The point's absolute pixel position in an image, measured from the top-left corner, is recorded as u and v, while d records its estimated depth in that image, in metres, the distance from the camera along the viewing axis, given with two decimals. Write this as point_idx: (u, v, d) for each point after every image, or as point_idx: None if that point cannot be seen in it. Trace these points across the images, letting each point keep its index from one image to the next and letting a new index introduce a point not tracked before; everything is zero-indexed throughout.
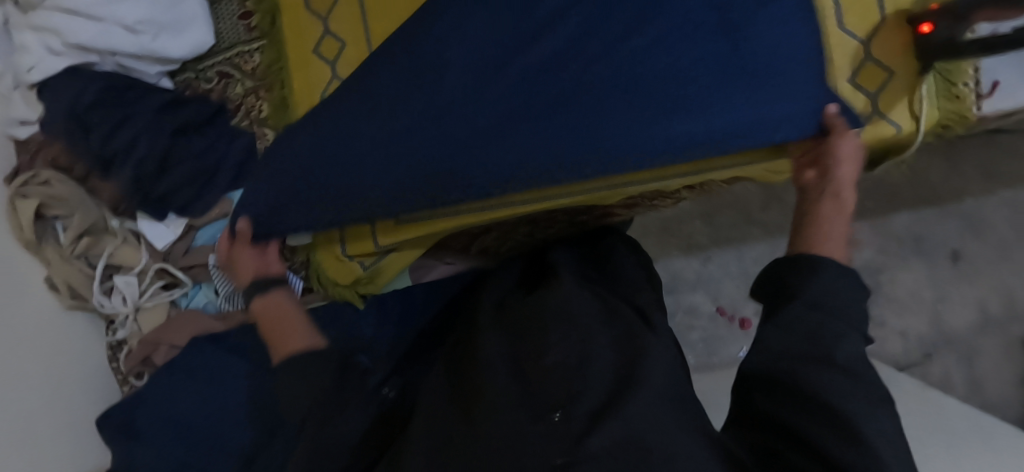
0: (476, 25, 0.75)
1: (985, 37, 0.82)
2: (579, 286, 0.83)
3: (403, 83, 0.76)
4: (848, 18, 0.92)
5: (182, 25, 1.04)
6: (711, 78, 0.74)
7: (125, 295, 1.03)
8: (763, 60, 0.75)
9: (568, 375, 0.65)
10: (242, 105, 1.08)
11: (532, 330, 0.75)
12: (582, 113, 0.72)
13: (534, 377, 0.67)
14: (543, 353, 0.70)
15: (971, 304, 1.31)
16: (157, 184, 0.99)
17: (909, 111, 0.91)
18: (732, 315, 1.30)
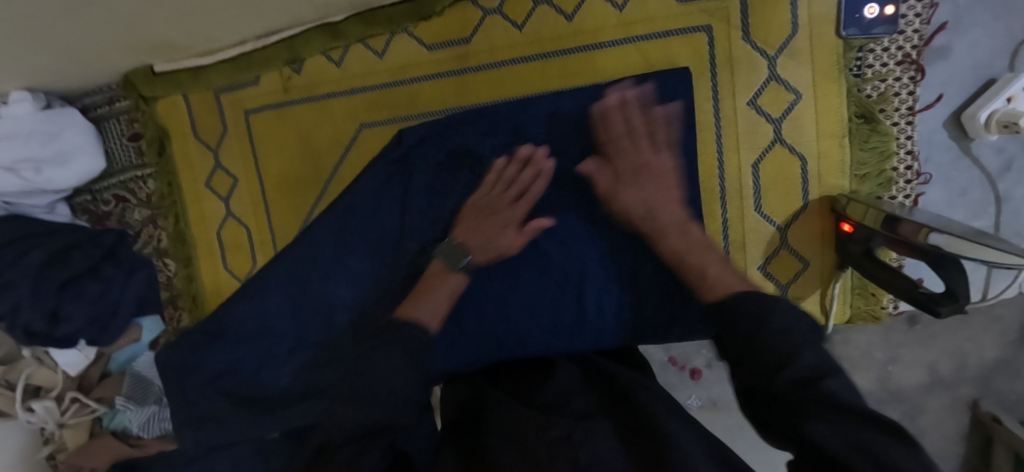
0: (342, 225, 0.92)
1: (895, 269, 0.74)
2: (571, 364, 0.82)
3: (308, 261, 0.94)
4: (768, 200, 0.83)
5: (65, 156, 0.99)
6: (588, 265, 0.88)
7: (45, 418, 1.06)
8: (640, 252, 0.87)
9: (569, 449, 0.62)
10: (142, 231, 1.06)
11: (528, 401, 0.73)
12: (486, 270, 0.90)
13: (542, 453, 0.62)
14: (544, 424, 0.66)
15: (922, 367, 0.99)
16: (54, 329, 0.96)
17: (819, 305, 0.85)
18: (683, 366, 1.04)
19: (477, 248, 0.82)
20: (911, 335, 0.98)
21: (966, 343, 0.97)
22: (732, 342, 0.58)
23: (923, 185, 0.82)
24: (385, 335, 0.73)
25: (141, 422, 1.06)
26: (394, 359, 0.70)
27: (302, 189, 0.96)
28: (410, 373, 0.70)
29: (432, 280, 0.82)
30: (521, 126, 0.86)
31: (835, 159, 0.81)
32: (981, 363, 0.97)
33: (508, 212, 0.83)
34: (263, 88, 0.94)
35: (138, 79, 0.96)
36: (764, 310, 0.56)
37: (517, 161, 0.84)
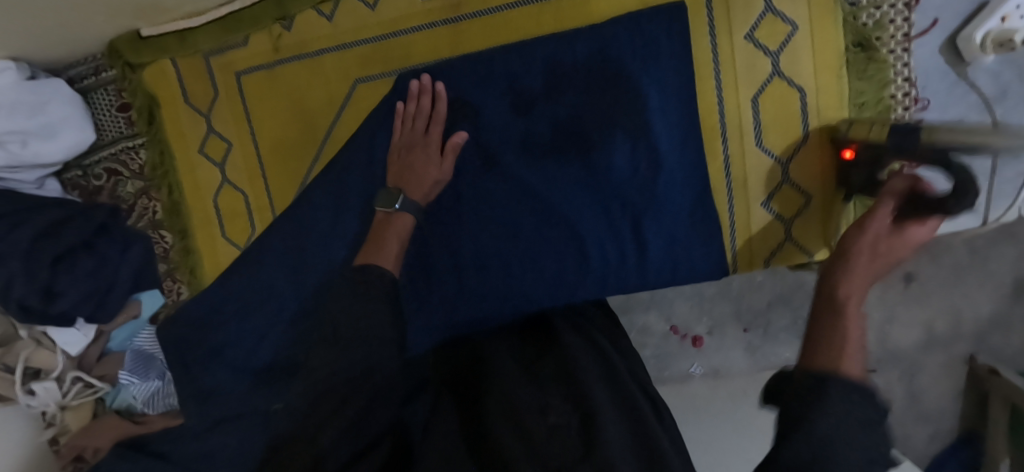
0: (342, 187, 0.91)
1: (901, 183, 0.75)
2: (572, 331, 0.82)
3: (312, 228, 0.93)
4: (769, 135, 0.83)
5: (53, 128, 0.95)
6: (590, 213, 0.87)
7: (46, 398, 1.04)
8: (646, 198, 0.85)
9: (575, 435, 0.64)
10: (136, 205, 1.03)
11: (530, 377, 0.74)
12: (489, 224, 0.89)
13: (538, 435, 0.65)
14: (544, 410, 0.68)
15: (919, 326, 1.04)
16: (50, 306, 0.94)
17: (823, 238, 0.85)
18: (684, 333, 1.06)
19: (412, 185, 0.83)
20: (906, 293, 1.02)
21: (961, 300, 1.02)
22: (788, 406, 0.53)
23: (921, 111, 0.82)
24: (353, 288, 0.74)
25: (145, 397, 1.05)
26: (377, 315, 0.71)
27: (297, 151, 0.94)
28: (389, 323, 0.71)
29: (380, 226, 0.82)
30: (512, 79, 0.86)
31: (833, 91, 0.81)
32: (975, 320, 1.03)
33: (430, 144, 0.84)
34: (251, 48, 0.92)
35: (122, 45, 0.93)
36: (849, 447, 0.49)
37: (413, 96, 0.84)
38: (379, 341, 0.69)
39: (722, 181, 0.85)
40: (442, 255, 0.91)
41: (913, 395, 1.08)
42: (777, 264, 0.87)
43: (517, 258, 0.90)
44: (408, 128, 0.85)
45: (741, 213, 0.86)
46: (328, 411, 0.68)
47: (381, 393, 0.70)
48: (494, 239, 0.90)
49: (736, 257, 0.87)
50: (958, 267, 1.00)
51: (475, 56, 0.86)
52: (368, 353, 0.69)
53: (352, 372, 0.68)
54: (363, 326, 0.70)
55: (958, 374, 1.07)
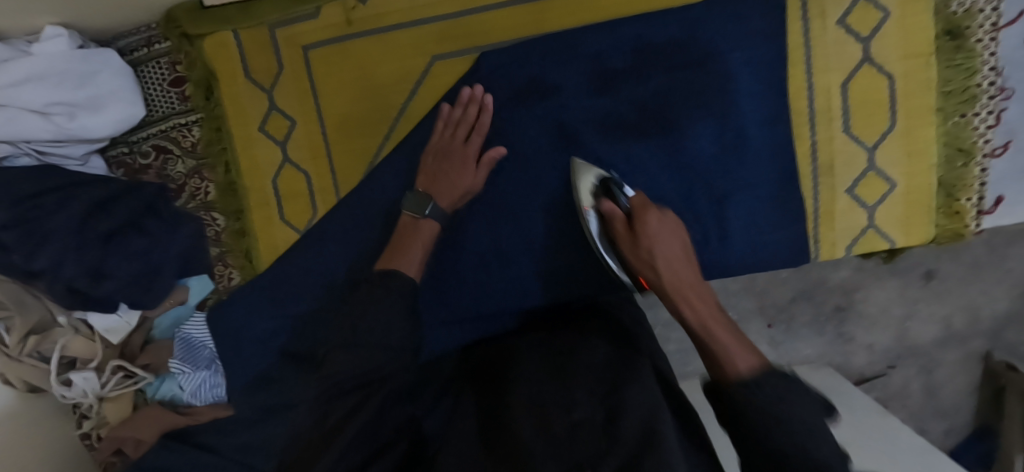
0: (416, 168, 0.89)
1: None
2: (601, 332, 0.73)
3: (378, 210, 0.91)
4: (856, 121, 0.83)
5: (100, 100, 0.89)
6: (675, 198, 0.85)
7: (84, 389, 0.98)
8: (733, 183, 0.84)
9: (601, 430, 0.54)
10: (186, 185, 0.98)
11: (553, 371, 0.64)
12: (568, 206, 0.86)
13: (562, 433, 0.55)
14: (568, 403, 0.58)
15: (938, 322, 1.10)
16: (95, 289, 0.87)
17: (905, 226, 0.86)
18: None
19: (441, 192, 0.80)
20: (927, 290, 1.10)
21: (978, 296, 1.08)
22: (740, 417, 0.56)
23: (1005, 101, 0.83)
24: (373, 294, 0.68)
25: (193, 389, 0.98)
26: (398, 313, 0.67)
27: (367, 129, 0.91)
28: (405, 320, 0.67)
29: (404, 232, 0.78)
30: (596, 59, 0.84)
31: (922, 77, 0.81)
32: (992, 316, 1.09)
33: (469, 153, 0.82)
34: (322, 21, 0.88)
35: (181, 15, 0.89)
36: (778, 426, 0.54)
37: (461, 103, 0.82)
38: (394, 347, 0.66)
39: (808, 167, 0.85)
40: (510, 240, 0.88)
41: (930, 389, 1.13)
42: (858, 251, 0.88)
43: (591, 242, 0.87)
44: (451, 133, 0.82)
45: (826, 199, 0.86)
46: (346, 409, 0.64)
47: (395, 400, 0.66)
48: (568, 223, 0.87)
49: (817, 243, 0.87)
50: (977, 265, 1.07)
51: (558, 35, 0.84)
52: (393, 341, 0.66)
53: (375, 373, 0.65)
54: (380, 328, 0.65)
55: (971, 369, 1.12)
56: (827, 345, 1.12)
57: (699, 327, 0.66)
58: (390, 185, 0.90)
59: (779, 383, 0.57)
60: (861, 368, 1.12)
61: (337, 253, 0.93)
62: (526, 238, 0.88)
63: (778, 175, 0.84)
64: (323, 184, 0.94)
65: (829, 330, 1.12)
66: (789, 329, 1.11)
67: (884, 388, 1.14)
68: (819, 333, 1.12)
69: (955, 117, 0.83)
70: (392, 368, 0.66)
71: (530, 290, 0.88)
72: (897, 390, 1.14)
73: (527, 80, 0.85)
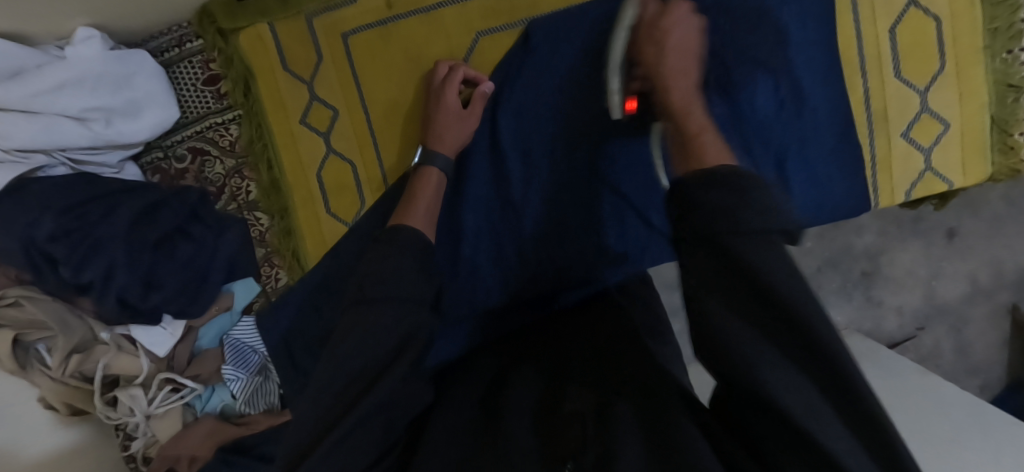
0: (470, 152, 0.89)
1: None
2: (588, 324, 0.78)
3: None
4: (906, 65, 0.84)
5: (137, 105, 0.88)
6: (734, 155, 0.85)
7: (132, 405, 0.94)
8: (790, 135, 0.85)
9: (589, 420, 0.58)
10: (226, 187, 0.95)
11: (548, 382, 0.68)
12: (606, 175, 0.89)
13: (552, 426, 0.60)
14: (560, 402, 0.63)
15: (964, 278, 1.11)
16: (145, 300, 0.86)
17: (962, 165, 0.86)
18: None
19: (438, 141, 0.82)
20: (950, 249, 1.10)
21: (1001, 251, 1.10)
22: (709, 209, 0.49)
23: None
24: (389, 246, 0.66)
25: (246, 397, 0.96)
26: (407, 270, 0.63)
27: (414, 113, 0.90)
28: (420, 277, 0.64)
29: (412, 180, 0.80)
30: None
31: (968, 17, 0.82)
32: (1016, 268, 1.10)
33: (451, 109, 0.83)
34: (363, 5, 0.87)
35: (217, 9, 0.87)
36: (739, 205, 0.48)
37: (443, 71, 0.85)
38: (404, 333, 0.59)
39: (862, 115, 0.85)
40: (558, 214, 0.90)
41: (961, 348, 1.13)
42: (917, 195, 0.88)
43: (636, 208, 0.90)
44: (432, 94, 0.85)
45: (882, 147, 0.86)
46: (356, 391, 0.57)
47: (407, 381, 0.62)
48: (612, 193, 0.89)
49: (876, 191, 0.88)
50: (998, 219, 1.09)
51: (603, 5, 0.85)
52: (397, 327, 0.59)
53: (376, 359, 0.58)
54: (392, 287, 0.61)
55: (1001, 325, 1.12)
56: (856, 312, 1.13)
57: (681, 111, 0.64)
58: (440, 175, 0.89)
59: (726, 172, 0.51)
60: (891, 332, 1.13)
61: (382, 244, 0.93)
62: (565, 214, 0.90)
63: (831, 127, 0.85)
64: (370, 174, 0.92)
65: (857, 296, 1.12)
66: (818, 299, 1.13)
67: (916, 350, 1.14)
68: (847, 300, 1.12)
69: (1003, 53, 0.83)
70: (406, 325, 0.60)
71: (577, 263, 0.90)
72: (930, 352, 1.14)
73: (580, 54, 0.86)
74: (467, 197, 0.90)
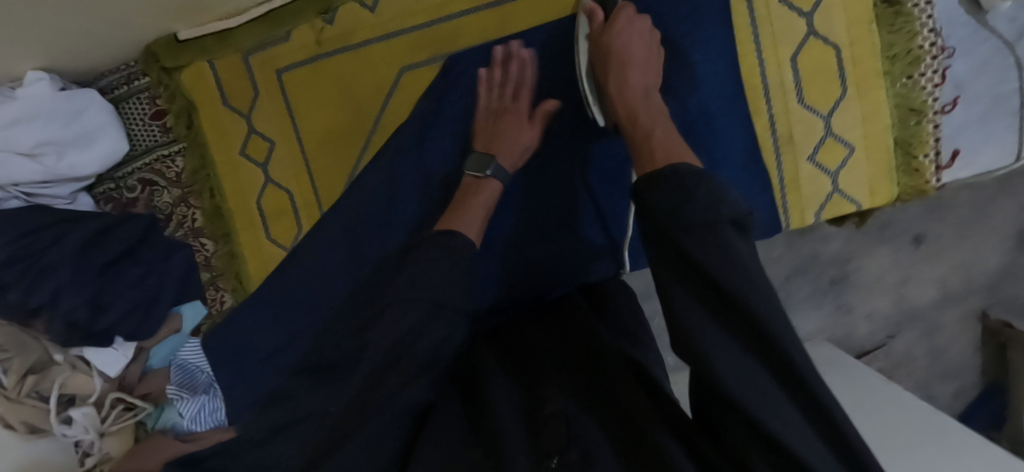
0: (402, 173, 0.91)
1: None
2: (569, 316, 0.81)
3: (350, 223, 0.94)
4: (809, 91, 0.87)
5: (88, 138, 0.93)
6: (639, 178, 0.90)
7: (86, 424, 0.99)
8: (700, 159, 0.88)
9: (565, 422, 0.62)
10: (173, 214, 1.01)
11: (528, 378, 0.71)
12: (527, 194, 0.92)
13: (537, 424, 0.64)
14: (544, 400, 0.66)
15: (933, 284, 1.12)
16: (95, 322, 0.89)
17: (869, 186, 0.89)
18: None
19: (503, 151, 0.83)
20: (918, 254, 1.11)
21: (971, 254, 1.11)
22: (648, 209, 0.54)
23: (949, 59, 0.86)
24: (437, 250, 0.70)
25: (193, 414, 0.98)
26: (445, 279, 0.67)
27: (345, 143, 0.94)
28: (458, 288, 0.68)
29: (469, 191, 0.82)
30: (567, 54, 0.87)
31: (867, 44, 0.86)
32: (985, 273, 1.11)
33: (520, 111, 0.84)
34: (294, 43, 0.92)
35: (159, 49, 0.92)
36: (695, 197, 0.52)
37: (499, 62, 0.85)
38: (443, 340, 0.66)
39: (768, 139, 0.89)
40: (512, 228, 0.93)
41: (934, 352, 1.15)
42: (826, 216, 0.91)
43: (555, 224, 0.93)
44: (497, 95, 0.85)
45: (789, 170, 0.89)
46: (382, 391, 0.64)
47: (418, 388, 0.65)
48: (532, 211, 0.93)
49: (785, 212, 0.91)
50: (965, 224, 1.09)
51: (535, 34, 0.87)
52: (433, 340, 0.65)
53: (398, 363, 0.65)
54: (433, 292, 0.66)
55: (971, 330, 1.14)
56: (828, 319, 1.14)
57: (626, 114, 0.72)
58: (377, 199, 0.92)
59: (674, 170, 0.55)
60: (863, 338, 1.14)
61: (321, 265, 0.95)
62: (533, 219, 0.93)
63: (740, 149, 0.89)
64: (306, 201, 0.97)
65: (827, 303, 1.13)
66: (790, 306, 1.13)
67: (887, 357, 1.16)
68: (818, 307, 1.13)
69: (903, 78, 0.87)
70: (430, 335, 0.65)
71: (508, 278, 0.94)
72: (902, 358, 1.16)
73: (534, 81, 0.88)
74: (399, 220, 0.93)
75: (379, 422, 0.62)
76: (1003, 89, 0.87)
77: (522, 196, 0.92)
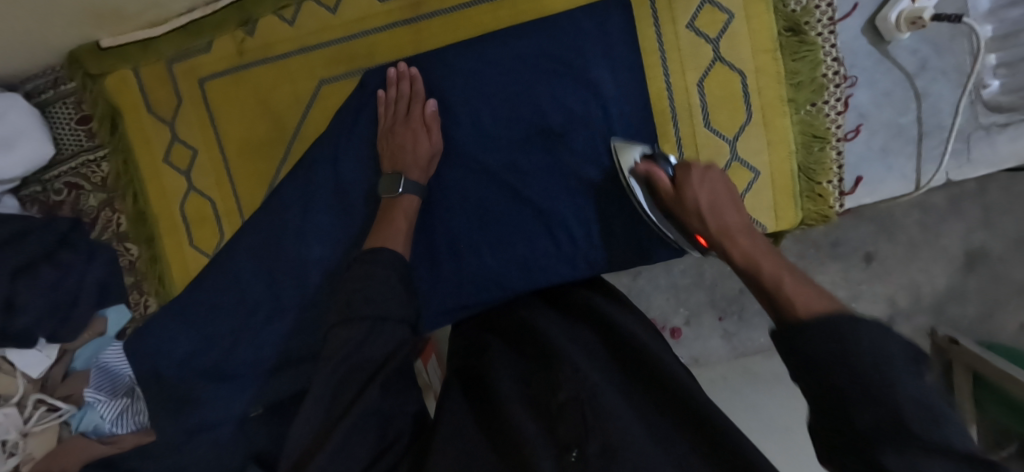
0: (322, 184, 0.94)
1: (905, 12, 0.82)
2: (589, 311, 0.79)
3: (266, 233, 0.95)
4: (717, 116, 0.89)
5: (10, 141, 0.94)
6: (557, 197, 0.92)
7: (7, 425, 0.97)
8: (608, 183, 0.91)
9: (578, 412, 0.59)
10: (98, 218, 1.03)
11: (539, 365, 0.69)
12: (457, 210, 0.94)
13: (552, 415, 0.61)
14: (555, 388, 0.63)
15: (882, 300, 1.11)
16: (10, 322, 0.91)
17: (774, 210, 0.91)
18: (663, 326, 1.14)
19: (410, 165, 0.88)
20: (868, 273, 1.10)
21: (918, 275, 1.09)
22: (819, 358, 0.51)
23: (851, 88, 0.89)
24: (369, 266, 0.75)
25: (114, 416, 1.00)
26: (392, 286, 0.74)
27: (264, 154, 0.96)
28: (401, 293, 0.74)
29: (387, 209, 0.87)
30: (488, 71, 0.90)
31: (771, 71, 0.87)
32: (934, 293, 1.10)
33: (414, 124, 0.89)
34: (216, 53, 0.94)
35: (83, 56, 0.95)
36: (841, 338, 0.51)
37: (392, 83, 0.90)
38: (396, 344, 0.69)
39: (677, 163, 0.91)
40: (440, 240, 0.94)
41: None
42: None
43: (486, 241, 0.94)
44: (391, 112, 0.90)
45: None
46: (350, 399, 0.65)
47: (396, 384, 0.68)
48: (461, 226, 0.94)
49: None
50: (913, 243, 1.08)
51: (462, 49, 0.90)
52: (383, 348, 0.68)
53: (364, 369, 0.67)
54: (380, 305, 0.71)
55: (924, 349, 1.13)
56: None
57: (744, 266, 0.70)
58: (299, 210, 0.94)
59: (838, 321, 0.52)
60: None
61: (243, 272, 0.96)
62: (477, 229, 0.94)
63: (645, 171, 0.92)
64: (229, 207, 0.99)
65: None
66: (742, 320, 1.12)
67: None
68: None
69: (807, 105, 0.89)
70: (389, 337, 0.69)
71: (433, 291, 0.95)
72: None
73: (464, 95, 0.91)
74: (318, 230, 0.95)
75: (351, 425, 0.61)
76: (903, 121, 0.90)
77: (443, 213, 0.94)
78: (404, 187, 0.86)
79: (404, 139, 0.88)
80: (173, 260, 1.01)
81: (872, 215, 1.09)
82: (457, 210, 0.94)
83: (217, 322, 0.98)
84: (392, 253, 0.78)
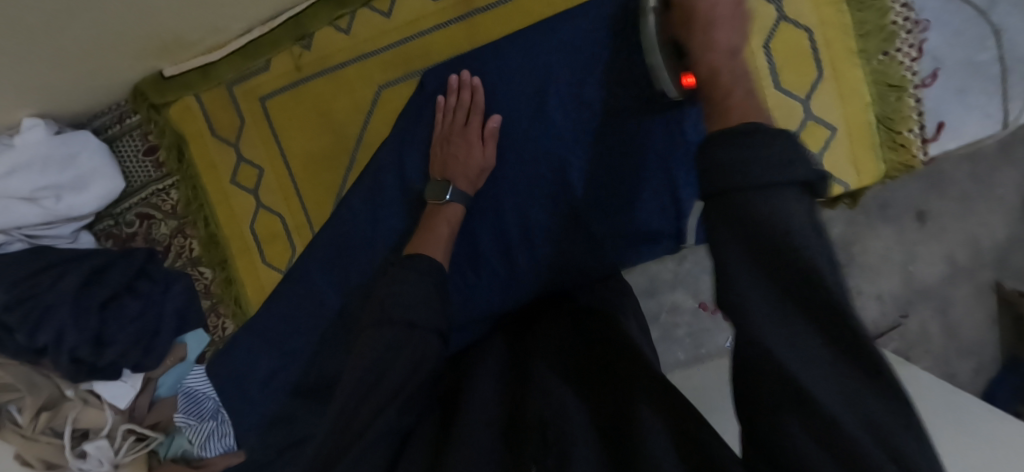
0: (384, 192, 0.93)
1: None
2: (578, 330, 0.74)
3: (333, 249, 0.96)
4: (786, 76, 0.88)
5: (84, 180, 0.96)
6: (613, 176, 0.89)
7: (99, 458, 0.97)
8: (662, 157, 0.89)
9: (536, 435, 0.54)
10: (171, 245, 1.05)
11: (516, 385, 0.65)
12: (508, 204, 0.92)
13: (516, 435, 0.56)
14: (524, 411, 0.58)
15: (941, 260, 1.05)
16: (99, 357, 0.93)
17: (855, 167, 0.89)
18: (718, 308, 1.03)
19: (458, 174, 0.86)
20: (924, 232, 1.05)
21: (977, 229, 1.04)
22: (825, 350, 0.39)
23: (923, 32, 0.85)
24: (403, 270, 0.71)
25: (201, 441, 1.00)
26: (424, 292, 0.68)
27: (330, 165, 0.97)
28: (435, 301, 0.68)
29: (430, 215, 0.85)
30: (541, 58, 0.89)
31: (838, 24, 0.85)
32: (994, 245, 1.04)
33: (470, 134, 0.87)
34: (275, 70, 0.95)
35: (147, 87, 0.97)
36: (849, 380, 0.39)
37: (453, 91, 0.89)
38: (415, 362, 0.62)
39: None
40: (488, 237, 0.93)
41: (949, 329, 1.06)
42: None
43: (544, 234, 0.92)
44: (449, 121, 0.89)
45: None
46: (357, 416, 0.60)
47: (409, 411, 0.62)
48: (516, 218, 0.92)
49: None
50: (967, 197, 1.04)
51: (515, 39, 0.89)
52: (405, 363, 0.62)
53: (380, 387, 0.61)
54: (410, 310, 0.66)
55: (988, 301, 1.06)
56: None
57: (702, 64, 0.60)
58: (358, 222, 0.94)
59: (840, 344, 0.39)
60: (873, 321, 1.08)
61: (309, 290, 0.97)
62: (532, 223, 0.92)
63: None
64: (294, 224, 0.99)
65: None
66: None
67: (902, 338, 1.08)
68: None
69: (879, 55, 0.86)
70: (410, 355, 0.63)
71: (496, 292, 0.94)
72: (918, 337, 1.08)
73: (519, 86, 0.90)
74: (375, 240, 0.94)
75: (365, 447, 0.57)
76: (980, 58, 0.87)
77: (496, 209, 0.92)
78: (451, 195, 0.84)
79: (450, 150, 0.87)
80: (249, 281, 1.02)
81: (922, 172, 1.05)
82: (507, 205, 0.92)
83: (287, 345, 0.98)
84: (431, 265, 0.72)
